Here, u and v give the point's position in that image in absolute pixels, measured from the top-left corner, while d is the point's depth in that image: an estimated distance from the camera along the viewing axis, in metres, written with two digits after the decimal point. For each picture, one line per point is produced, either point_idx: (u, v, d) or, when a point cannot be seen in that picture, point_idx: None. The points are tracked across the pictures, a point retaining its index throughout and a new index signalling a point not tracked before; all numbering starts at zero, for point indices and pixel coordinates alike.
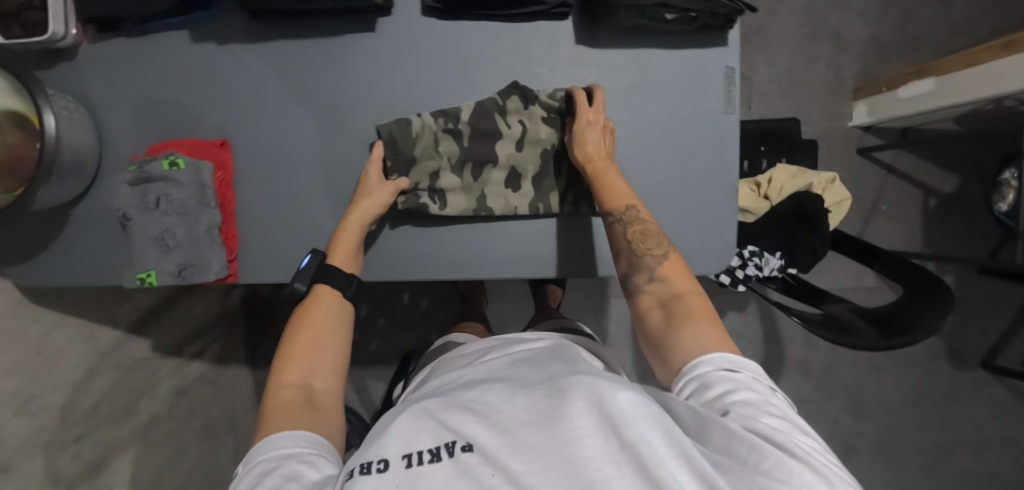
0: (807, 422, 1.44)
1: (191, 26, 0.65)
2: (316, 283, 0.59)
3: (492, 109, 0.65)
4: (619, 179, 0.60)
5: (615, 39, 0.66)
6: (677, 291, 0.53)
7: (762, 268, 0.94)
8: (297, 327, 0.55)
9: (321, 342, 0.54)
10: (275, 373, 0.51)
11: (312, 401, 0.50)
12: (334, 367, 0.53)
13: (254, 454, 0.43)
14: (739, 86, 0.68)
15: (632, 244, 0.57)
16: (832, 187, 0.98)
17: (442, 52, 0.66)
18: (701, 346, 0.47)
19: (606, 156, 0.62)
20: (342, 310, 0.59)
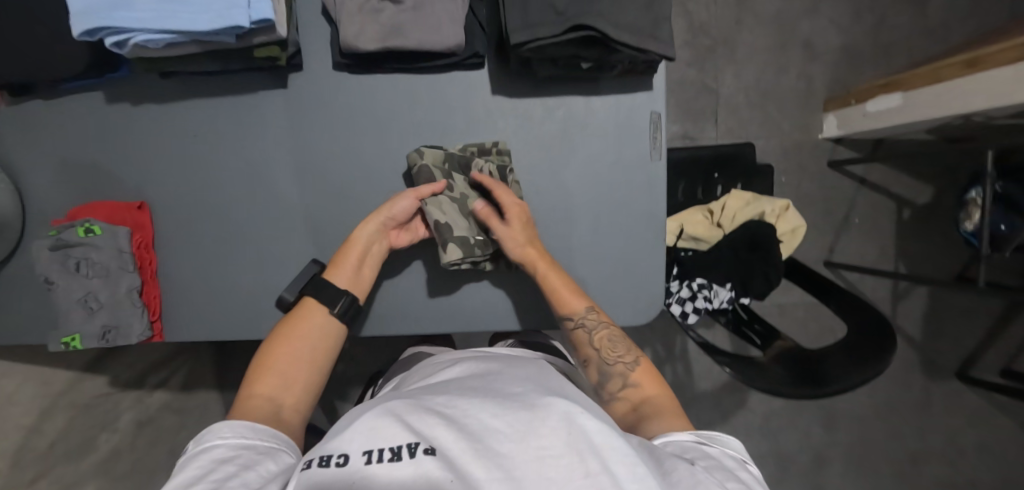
0: (778, 435, 1.44)
1: (104, 86, 0.64)
2: (305, 298, 0.60)
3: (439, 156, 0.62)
4: (562, 280, 0.61)
5: (534, 88, 0.64)
6: (648, 393, 0.57)
7: (711, 299, 0.92)
8: (281, 338, 0.57)
9: (298, 357, 0.56)
10: (251, 379, 0.54)
11: (278, 412, 0.52)
12: (306, 386, 0.56)
13: (206, 441, 0.44)
14: (667, 131, 0.66)
15: (602, 351, 0.60)
16: (786, 214, 0.96)
17: (354, 107, 0.64)
18: (667, 426, 0.50)
19: (543, 254, 0.62)
20: (335, 328, 0.60)
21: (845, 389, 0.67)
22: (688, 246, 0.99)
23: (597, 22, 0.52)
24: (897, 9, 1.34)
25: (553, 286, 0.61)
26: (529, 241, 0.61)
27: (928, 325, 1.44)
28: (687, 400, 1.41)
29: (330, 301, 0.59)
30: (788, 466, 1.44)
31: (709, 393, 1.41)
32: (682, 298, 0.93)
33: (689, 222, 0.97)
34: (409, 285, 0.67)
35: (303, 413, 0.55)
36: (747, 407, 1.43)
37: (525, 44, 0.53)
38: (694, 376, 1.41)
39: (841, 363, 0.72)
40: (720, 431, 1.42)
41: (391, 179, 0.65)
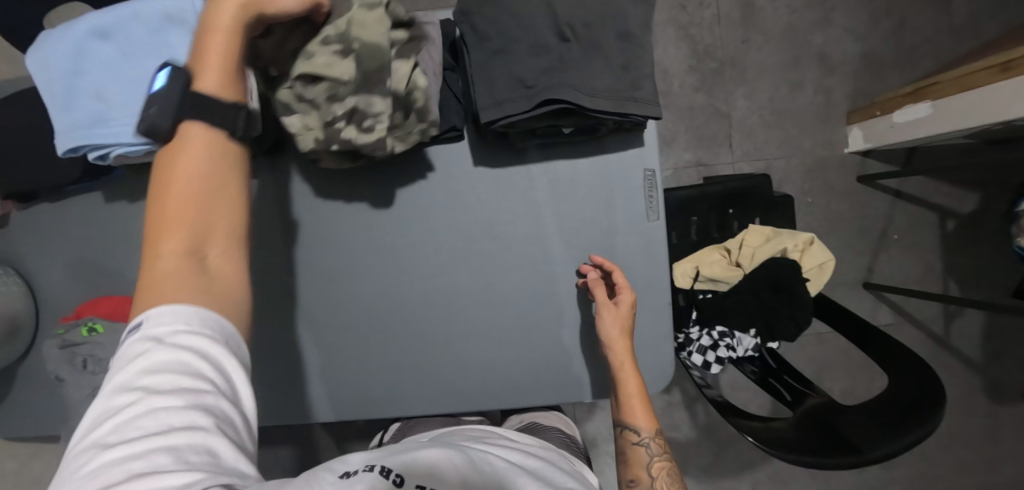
0: (828, 474, 1.32)
1: (101, 188, 0.66)
2: (184, 122, 0.39)
3: (334, 33, 0.44)
4: (638, 388, 0.59)
5: (515, 156, 0.61)
6: None
7: (734, 348, 0.87)
8: (166, 180, 0.38)
9: (207, 197, 0.38)
10: (149, 236, 0.37)
11: (204, 271, 0.37)
12: (234, 232, 0.39)
13: (146, 327, 0.34)
14: (663, 190, 0.62)
15: (654, 480, 0.57)
16: (810, 249, 0.89)
17: (327, 189, 0.62)
18: None
19: (628, 351, 0.59)
20: (217, 140, 0.40)
21: (890, 455, 0.62)
22: (706, 288, 0.92)
23: (569, 94, 0.49)
24: (917, 9, 1.26)
25: (633, 389, 0.59)
26: (618, 338, 0.58)
27: (988, 345, 1.30)
28: (723, 440, 1.30)
29: (225, 121, 0.40)
30: None
31: None
32: (703, 347, 0.87)
33: (704, 264, 0.91)
34: (397, 366, 0.64)
35: (243, 256, 0.40)
36: None
37: (496, 121, 0.51)
38: None
39: (879, 430, 0.66)
40: (762, 473, 1.31)
41: (374, 261, 0.63)
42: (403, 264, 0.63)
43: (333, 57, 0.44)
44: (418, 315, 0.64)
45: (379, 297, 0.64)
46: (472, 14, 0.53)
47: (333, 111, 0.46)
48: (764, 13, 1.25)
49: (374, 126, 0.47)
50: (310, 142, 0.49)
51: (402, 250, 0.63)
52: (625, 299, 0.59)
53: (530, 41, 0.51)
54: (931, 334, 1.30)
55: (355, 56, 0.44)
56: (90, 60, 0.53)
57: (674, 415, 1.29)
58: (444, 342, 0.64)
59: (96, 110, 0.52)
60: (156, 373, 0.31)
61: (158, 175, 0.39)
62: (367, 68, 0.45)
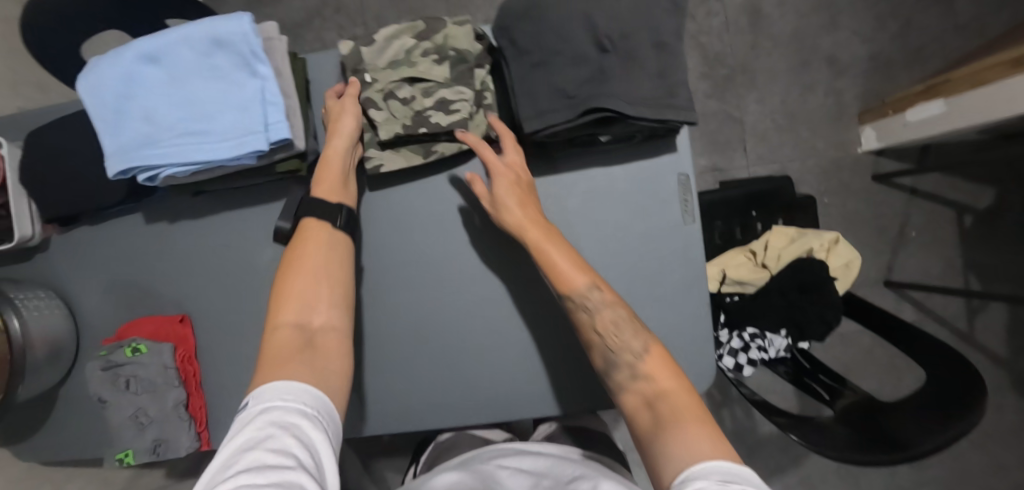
0: (859, 476, 1.30)
1: (143, 210, 0.68)
2: (305, 220, 0.55)
3: (432, 44, 0.58)
4: (558, 250, 0.54)
5: (550, 165, 0.62)
6: (663, 388, 0.47)
7: (767, 349, 0.86)
8: (292, 264, 0.52)
9: (314, 275, 0.52)
10: (271, 316, 0.50)
11: (310, 344, 0.48)
12: (334, 301, 0.51)
13: (255, 403, 0.41)
14: (698, 193, 0.62)
15: (607, 338, 0.52)
16: (835, 248, 0.90)
17: (372, 205, 0.64)
18: (692, 436, 0.42)
19: (535, 219, 0.56)
20: (338, 236, 0.56)
21: (937, 447, 0.60)
22: (733, 291, 0.92)
23: (610, 103, 0.50)
24: (922, 10, 1.28)
25: (551, 253, 0.53)
26: (522, 214, 0.55)
27: (1015, 340, 1.29)
28: (752, 446, 1.29)
29: (332, 217, 0.55)
30: None
31: (776, 436, 1.29)
32: (735, 350, 0.87)
33: (730, 266, 0.92)
34: (434, 378, 0.64)
35: (344, 342, 0.51)
36: None
37: (537, 131, 0.52)
38: (756, 418, 1.29)
39: (920, 424, 0.66)
40: (792, 478, 1.29)
41: (414, 273, 0.64)
42: (444, 274, 0.64)
43: (433, 63, 0.58)
44: (459, 325, 0.64)
45: (418, 309, 0.65)
46: (512, 30, 0.55)
47: (425, 99, 0.57)
48: (772, 19, 1.27)
49: (457, 111, 0.57)
50: (400, 128, 0.57)
51: (440, 262, 0.64)
52: (493, 163, 0.57)
53: (569, 52, 0.52)
54: (954, 330, 1.29)
55: (450, 60, 0.58)
56: (137, 84, 0.54)
57: None
58: (485, 351, 0.64)
59: (145, 131, 0.54)
60: (255, 451, 0.36)
61: (283, 260, 0.53)
62: (459, 70, 0.58)
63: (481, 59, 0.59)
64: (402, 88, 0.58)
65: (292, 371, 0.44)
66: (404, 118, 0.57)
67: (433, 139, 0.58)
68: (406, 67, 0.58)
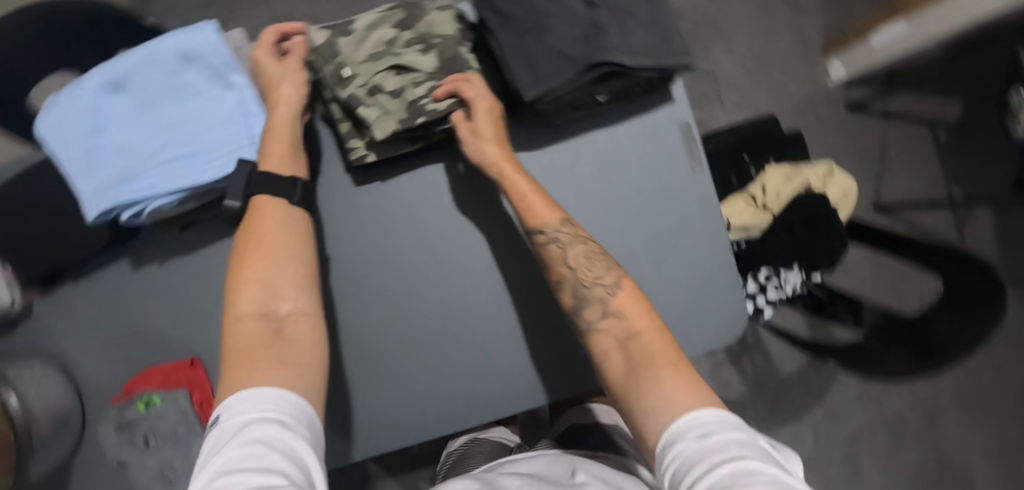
0: (881, 398, 1.33)
1: (129, 255, 0.64)
2: (253, 197, 0.49)
3: (417, 32, 0.57)
4: (534, 193, 0.54)
5: (549, 136, 0.60)
6: (636, 328, 0.47)
7: (784, 287, 0.87)
8: (246, 245, 0.47)
9: (267, 260, 0.47)
10: (230, 305, 0.45)
11: (281, 336, 0.44)
12: (299, 284, 0.48)
13: (227, 417, 0.37)
14: (702, 139, 0.61)
15: (578, 271, 0.52)
16: (832, 179, 0.92)
17: (380, 208, 0.62)
18: (677, 389, 0.42)
19: (509, 156, 0.55)
20: (292, 214, 0.50)
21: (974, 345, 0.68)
22: (740, 237, 0.92)
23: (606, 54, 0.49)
24: None
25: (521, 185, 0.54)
26: (498, 151, 0.54)
27: None
28: (776, 389, 1.31)
29: (285, 192, 0.50)
30: (903, 430, 1.33)
31: (797, 375, 1.31)
32: (752, 294, 0.89)
33: (734, 212, 0.91)
34: (464, 372, 0.61)
35: (317, 328, 0.47)
36: (841, 379, 1.32)
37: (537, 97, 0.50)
38: (774, 361, 1.31)
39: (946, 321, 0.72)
40: (819, 412, 1.31)
41: (427, 266, 0.62)
42: (462, 263, 0.62)
43: (420, 53, 0.57)
44: (486, 313, 0.62)
45: (438, 302, 0.62)
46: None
47: (417, 89, 0.55)
48: None
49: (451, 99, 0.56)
50: (394, 121, 0.54)
51: (453, 251, 0.62)
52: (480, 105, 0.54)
53: (561, 15, 0.51)
54: None
55: (437, 48, 0.57)
56: (104, 114, 0.50)
57: (724, 373, 1.29)
58: (516, 335, 0.61)
59: (121, 164, 0.50)
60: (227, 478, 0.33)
61: (237, 243, 0.48)
62: (445, 55, 0.57)
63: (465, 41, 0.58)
64: (388, 80, 0.55)
65: (260, 377, 0.40)
66: (397, 110, 0.55)
67: (425, 131, 0.57)
68: (390, 58, 0.56)
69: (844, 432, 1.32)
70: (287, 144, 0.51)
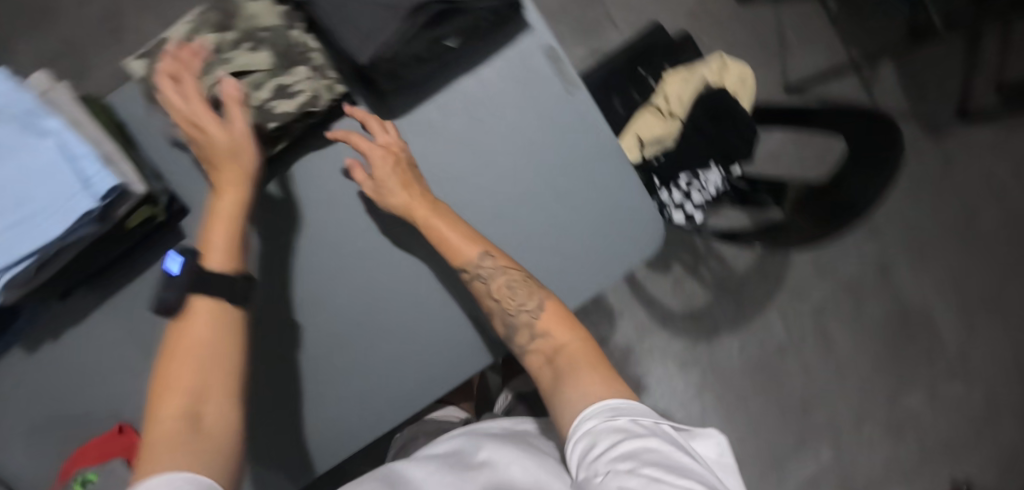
0: (834, 267, 1.41)
1: (20, 341, 0.58)
2: (191, 299, 0.46)
3: (241, 27, 0.51)
4: (455, 231, 0.55)
5: (415, 98, 0.58)
6: (559, 341, 0.56)
7: (706, 188, 0.90)
8: (175, 350, 0.44)
9: (204, 363, 0.44)
10: (155, 402, 0.43)
11: (199, 435, 0.41)
12: (229, 389, 0.45)
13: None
14: (569, 60, 0.59)
15: (501, 304, 0.56)
16: (727, 68, 0.91)
17: (262, 217, 0.58)
18: (591, 391, 0.50)
19: (426, 199, 0.56)
20: (226, 311, 0.47)
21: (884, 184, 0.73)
22: (656, 152, 0.91)
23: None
24: None
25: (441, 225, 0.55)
26: (408, 197, 0.54)
27: (911, 92, 1.40)
28: (737, 287, 1.37)
29: (224, 289, 0.46)
30: (858, 291, 1.42)
31: (752, 268, 1.37)
32: (679, 203, 0.92)
33: (644, 128, 0.90)
34: (402, 354, 0.60)
35: (241, 418, 0.45)
36: (793, 260, 1.39)
37: (372, 61, 0.49)
38: (729, 261, 1.36)
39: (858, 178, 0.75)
40: (783, 296, 1.39)
41: (331, 263, 0.58)
42: (366, 250, 0.59)
43: (251, 50, 0.51)
44: (409, 290, 0.60)
45: (353, 295, 0.59)
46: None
47: (259, 93, 0.51)
48: None
49: (299, 92, 0.52)
50: (247, 131, 0.51)
51: (353, 240, 0.59)
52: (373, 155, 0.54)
53: None
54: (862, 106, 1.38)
55: (267, 42, 0.52)
56: None
57: (685, 286, 1.34)
58: (444, 304, 0.60)
59: None
60: None
61: (165, 342, 0.46)
62: (279, 47, 0.52)
63: (293, 22, 0.53)
64: (225, 87, 0.50)
65: (177, 460, 0.38)
66: (249, 119, 0.51)
67: (284, 132, 0.53)
68: (221, 64, 0.50)
69: (807, 307, 1.40)
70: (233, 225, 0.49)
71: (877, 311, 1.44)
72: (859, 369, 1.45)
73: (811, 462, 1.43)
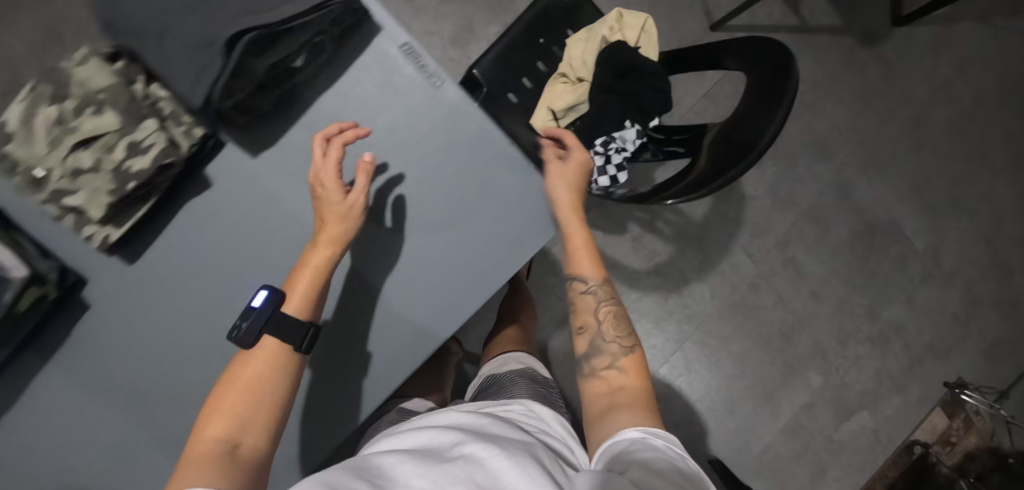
0: (793, 196, 1.41)
1: None
2: (263, 336, 0.51)
3: (82, 95, 0.51)
4: (587, 249, 0.61)
5: (279, 122, 0.57)
6: (627, 382, 0.54)
7: (625, 147, 0.85)
8: (231, 379, 0.49)
9: (259, 396, 0.49)
10: (199, 428, 0.47)
11: (234, 460, 0.45)
12: (267, 428, 0.48)
13: None
14: (428, 52, 0.58)
15: (602, 325, 0.59)
16: (625, 21, 0.89)
17: (159, 269, 0.57)
18: (632, 420, 0.48)
19: (575, 210, 0.60)
20: (284, 351, 0.51)
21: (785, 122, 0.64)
22: (573, 118, 0.92)
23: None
24: None
25: (578, 240, 0.61)
26: (568, 198, 0.60)
27: (840, 8, 1.41)
28: (699, 233, 1.37)
29: (294, 337, 0.52)
30: (822, 214, 1.42)
31: (710, 212, 1.37)
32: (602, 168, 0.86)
33: (555, 98, 0.90)
34: (326, 380, 0.59)
35: (269, 451, 0.48)
36: (751, 197, 1.39)
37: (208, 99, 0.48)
38: (687, 210, 1.36)
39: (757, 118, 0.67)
40: (746, 234, 1.39)
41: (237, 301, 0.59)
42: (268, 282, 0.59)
43: (97, 114, 0.51)
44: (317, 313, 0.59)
45: None
46: (118, 2, 0.49)
47: (114, 154, 0.50)
48: None
49: (151, 145, 0.51)
50: (108, 196, 0.50)
51: (254, 276, 0.58)
52: (553, 169, 0.61)
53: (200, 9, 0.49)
54: (791, 31, 1.38)
55: (110, 102, 0.51)
56: None
57: (646, 243, 1.34)
58: (358, 320, 0.60)
59: None
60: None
61: (226, 371, 0.51)
62: (123, 104, 0.51)
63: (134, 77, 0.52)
64: (81, 157, 0.50)
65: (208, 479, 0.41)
66: (106, 183, 0.50)
67: (150, 187, 0.53)
68: (69, 135, 0.50)
69: (773, 240, 1.40)
70: (313, 278, 0.54)
71: (844, 231, 1.44)
72: (836, 291, 1.45)
73: (801, 390, 1.45)
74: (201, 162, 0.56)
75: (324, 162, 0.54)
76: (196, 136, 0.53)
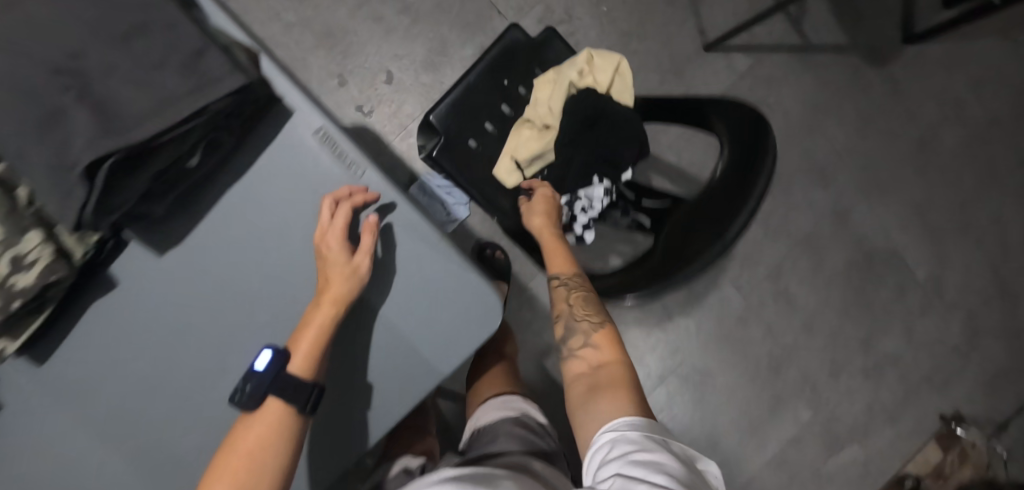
0: (788, 225, 1.33)
1: None
2: (267, 398, 0.50)
3: None
4: (565, 253, 0.75)
5: (185, 217, 0.52)
6: (603, 358, 0.61)
7: (591, 206, 0.81)
8: (233, 444, 0.48)
9: (258, 466, 0.47)
10: None
11: None
12: None
13: None
14: (347, 138, 0.54)
15: (573, 309, 0.68)
16: (596, 63, 0.81)
17: (63, 375, 0.53)
18: (615, 406, 0.54)
19: (549, 226, 0.77)
20: (289, 412, 0.50)
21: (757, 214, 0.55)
22: (541, 167, 0.85)
23: (116, 128, 0.39)
24: None
25: (551, 244, 0.75)
26: (540, 222, 0.77)
27: (845, 24, 1.33)
28: None
29: (299, 397, 0.50)
30: (819, 243, 1.35)
31: None
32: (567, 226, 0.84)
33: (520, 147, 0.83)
34: None
35: None
36: None
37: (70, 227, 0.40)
38: None
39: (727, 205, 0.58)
40: (734, 265, 1.32)
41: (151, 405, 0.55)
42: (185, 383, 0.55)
43: None
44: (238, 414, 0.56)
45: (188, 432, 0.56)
46: None
47: None
48: None
49: (37, 261, 0.45)
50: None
51: (171, 377, 0.55)
52: (534, 203, 0.79)
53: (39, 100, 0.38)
54: (792, 49, 1.29)
55: None
56: None
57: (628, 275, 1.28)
58: None
59: None
60: None
61: (230, 435, 0.50)
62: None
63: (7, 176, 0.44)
64: None
65: None
66: None
67: (41, 298, 0.48)
68: None
69: (764, 270, 1.34)
70: (320, 334, 0.51)
71: (840, 261, 1.36)
72: (830, 323, 1.39)
73: (790, 425, 1.38)
74: (103, 261, 0.52)
75: (333, 228, 0.52)
76: (88, 242, 0.48)
